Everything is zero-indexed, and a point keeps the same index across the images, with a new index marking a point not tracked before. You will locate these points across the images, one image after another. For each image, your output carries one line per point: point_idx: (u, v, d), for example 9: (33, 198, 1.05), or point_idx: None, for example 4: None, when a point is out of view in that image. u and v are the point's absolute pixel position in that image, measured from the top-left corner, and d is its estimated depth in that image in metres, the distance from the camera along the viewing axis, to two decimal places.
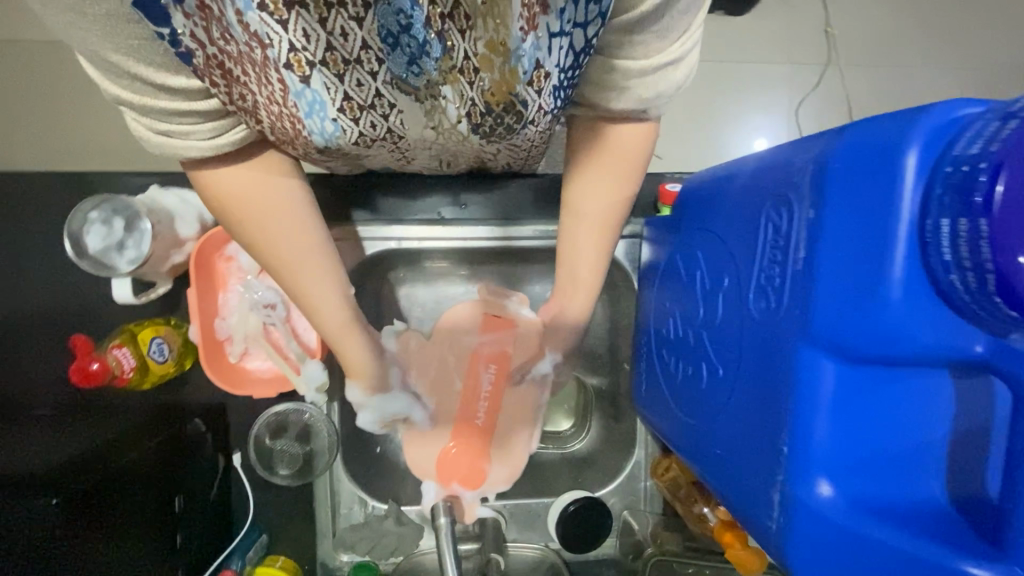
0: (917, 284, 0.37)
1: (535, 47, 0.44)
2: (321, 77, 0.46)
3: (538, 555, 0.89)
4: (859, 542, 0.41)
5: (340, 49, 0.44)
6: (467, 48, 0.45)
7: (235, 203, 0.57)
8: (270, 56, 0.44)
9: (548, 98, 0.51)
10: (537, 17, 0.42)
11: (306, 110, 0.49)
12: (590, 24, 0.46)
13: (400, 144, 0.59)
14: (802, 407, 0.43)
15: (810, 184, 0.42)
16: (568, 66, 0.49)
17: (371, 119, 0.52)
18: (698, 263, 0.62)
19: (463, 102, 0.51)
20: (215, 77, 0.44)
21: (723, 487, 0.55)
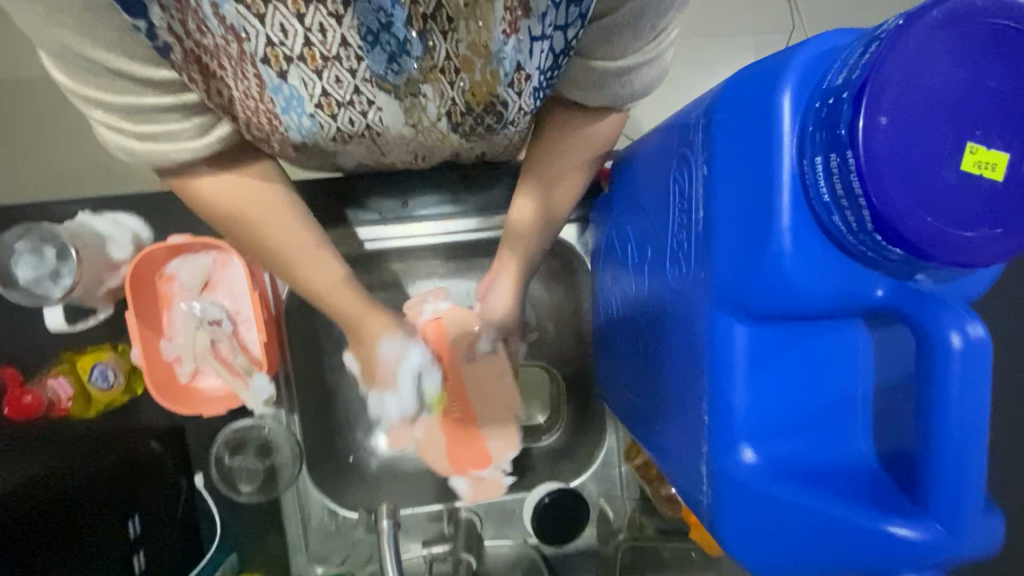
0: (805, 230, 0.34)
1: (517, 49, 0.48)
2: (298, 72, 0.47)
3: (516, 551, 0.88)
4: (778, 507, 0.39)
5: (318, 46, 0.45)
6: (448, 49, 0.47)
7: (225, 208, 0.55)
8: (247, 50, 0.45)
9: (528, 99, 0.54)
10: (519, 21, 0.46)
11: (283, 105, 0.50)
12: (569, 28, 0.49)
13: (379, 142, 0.59)
14: (716, 372, 0.41)
15: (702, 138, 0.40)
16: (548, 68, 0.52)
17: (349, 116, 0.53)
18: (629, 237, 0.59)
19: (443, 101, 0.53)
20: (194, 74, 0.45)
21: (666, 465, 0.53)
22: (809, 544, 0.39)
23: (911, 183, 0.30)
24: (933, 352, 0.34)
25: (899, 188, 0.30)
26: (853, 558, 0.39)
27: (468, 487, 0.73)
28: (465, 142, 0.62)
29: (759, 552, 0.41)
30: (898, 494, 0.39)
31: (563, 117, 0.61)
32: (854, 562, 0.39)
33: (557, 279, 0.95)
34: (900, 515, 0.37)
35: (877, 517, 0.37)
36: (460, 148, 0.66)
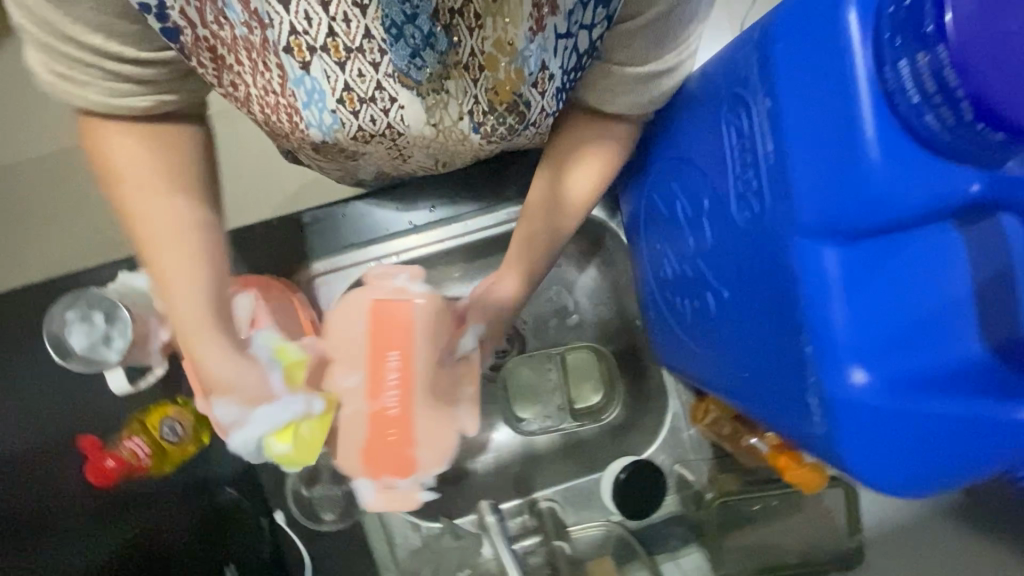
0: (893, 139, 0.35)
1: (542, 48, 0.49)
2: (321, 63, 0.47)
3: (603, 531, 0.86)
4: (900, 419, 0.40)
5: (342, 36, 0.45)
6: (474, 45, 0.48)
7: (108, 161, 0.51)
8: (270, 39, 0.46)
9: (550, 99, 0.56)
10: (546, 19, 0.47)
11: (305, 99, 0.50)
12: (596, 27, 0.50)
13: (399, 143, 0.58)
14: (812, 300, 0.41)
15: (759, 73, 0.40)
16: (570, 67, 0.53)
17: (371, 113, 0.52)
18: (675, 195, 0.60)
19: (466, 99, 0.54)
20: (204, 59, 0.49)
21: (759, 409, 0.53)
22: (934, 448, 0.40)
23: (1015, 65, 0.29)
24: None
25: (996, 71, 0.30)
26: (975, 450, 0.40)
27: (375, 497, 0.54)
28: (487, 143, 0.62)
29: (887, 469, 0.41)
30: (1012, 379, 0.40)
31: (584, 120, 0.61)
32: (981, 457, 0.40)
33: (589, 258, 0.96)
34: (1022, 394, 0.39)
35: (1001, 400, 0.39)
36: (482, 151, 0.66)
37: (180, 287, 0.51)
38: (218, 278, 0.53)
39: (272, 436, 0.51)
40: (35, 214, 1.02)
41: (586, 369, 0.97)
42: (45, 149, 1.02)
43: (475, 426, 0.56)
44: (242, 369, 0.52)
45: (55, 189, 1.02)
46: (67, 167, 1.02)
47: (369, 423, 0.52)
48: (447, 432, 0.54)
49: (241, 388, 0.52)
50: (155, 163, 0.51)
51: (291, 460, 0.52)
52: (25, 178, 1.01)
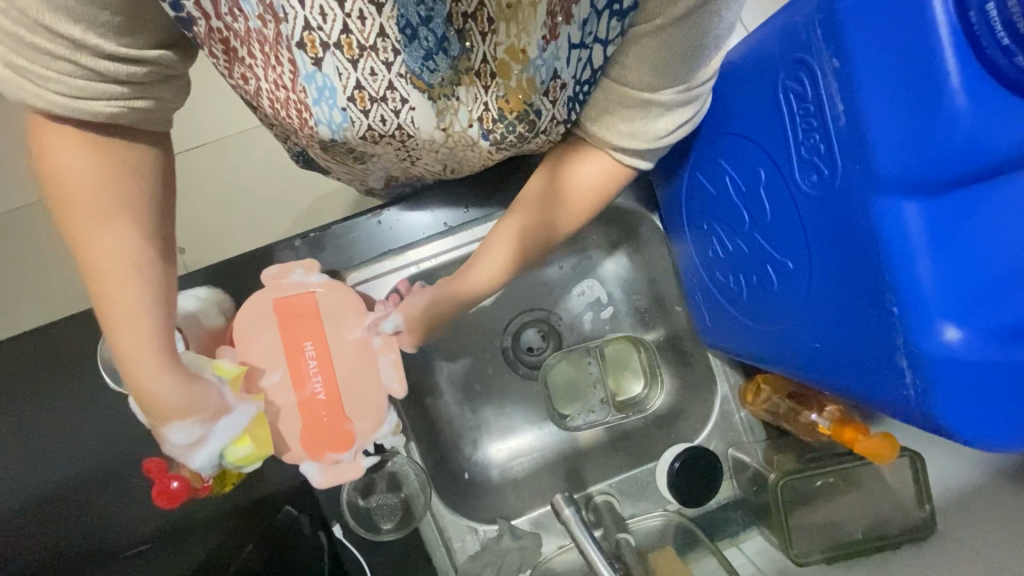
0: (978, 84, 0.35)
1: (553, 58, 0.50)
2: (333, 60, 0.47)
3: (662, 521, 0.86)
4: (997, 369, 0.39)
5: (355, 34, 0.46)
6: (487, 51, 0.49)
7: (72, 181, 0.49)
8: (283, 33, 0.46)
9: (562, 108, 0.56)
10: (560, 27, 0.48)
11: (315, 96, 0.50)
12: (610, 43, 0.52)
13: (408, 144, 0.58)
14: (895, 257, 0.40)
15: (823, 34, 0.40)
16: (584, 79, 0.54)
17: (382, 113, 0.52)
18: (724, 172, 0.59)
19: (476, 104, 0.55)
20: (216, 50, 0.49)
21: (833, 379, 0.52)
22: None
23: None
24: None
25: None
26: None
27: (321, 474, 0.67)
28: (495, 151, 0.62)
29: (987, 423, 0.40)
30: None
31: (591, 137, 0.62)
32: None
33: (621, 249, 0.97)
34: None
35: None
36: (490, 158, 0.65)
37: (129, 324, 0.51)
38: (166, 312, 0.53)
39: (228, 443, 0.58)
40: None
41: (630, 361, 0.97)
42: None
43: (405, 387, 0.70)
44: (195, 388, 0.55)
45: None
46: None
47: (301, 411, 0.66)
48: (377, 398, 0.69)
49: (198, 407, 0.55)
50: (115, 188, 0.50)
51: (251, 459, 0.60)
52: None
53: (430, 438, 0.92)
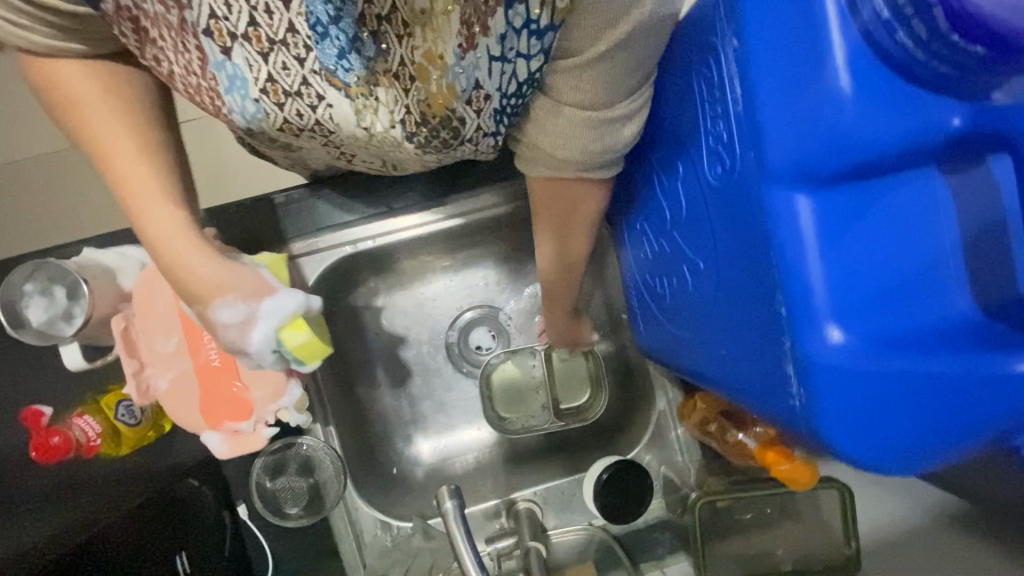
0: (864, 69, 0.32)
1: (474, 67, 0.45)
2: (242, 52, 0.43)
3: (584, 535, 0.82)
4: (881, 382, 0.35)
5: (264, 27, 0.42)
6: (403, 55, 0.44)
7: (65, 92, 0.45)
8: (188, 20, 0.41)
9: (487, 119, 0.51)
10: (477, 38, 0.43)
11: (226, 85, 0.46)
12: (532, 59, 0.46)
13: (333, 139, 0.55)
14: (782, 252, 0.37)
15: (725, 14, 0.38)
16: (511, 93, 0.49)
17: (297, 107, 0.49)
18: (653, 168, 0.57)
19: (397, 107, 0.50)
20: (126, 30, 0.43)
21: (739, 390, 0.49)
22: (922, 420, 0.36)
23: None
24: None
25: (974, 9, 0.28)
26: (982, 412, 0.35)
27: (223, 443, 0.68)
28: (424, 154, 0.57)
29: (871, 440, 0.36)
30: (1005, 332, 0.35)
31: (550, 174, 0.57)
32: (988, 414, 0.35)
33: None
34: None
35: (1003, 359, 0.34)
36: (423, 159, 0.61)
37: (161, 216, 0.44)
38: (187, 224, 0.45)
39: (281, 325, 0.45)
40: (21, 197, 1.01)
41: (578, 370, 0.92)
42: (31, 132, 1.01)
43: None
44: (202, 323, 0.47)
45: (41, 172, 1.01)
46: (54, 149, 1.01)
47: (199, 378, 0.67)
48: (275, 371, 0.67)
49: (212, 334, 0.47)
50: (111, 105, 0.45)
51: (312, 352, 0.47)
52: (10, 160, 1.01)
53: (355, 426, 0.88)
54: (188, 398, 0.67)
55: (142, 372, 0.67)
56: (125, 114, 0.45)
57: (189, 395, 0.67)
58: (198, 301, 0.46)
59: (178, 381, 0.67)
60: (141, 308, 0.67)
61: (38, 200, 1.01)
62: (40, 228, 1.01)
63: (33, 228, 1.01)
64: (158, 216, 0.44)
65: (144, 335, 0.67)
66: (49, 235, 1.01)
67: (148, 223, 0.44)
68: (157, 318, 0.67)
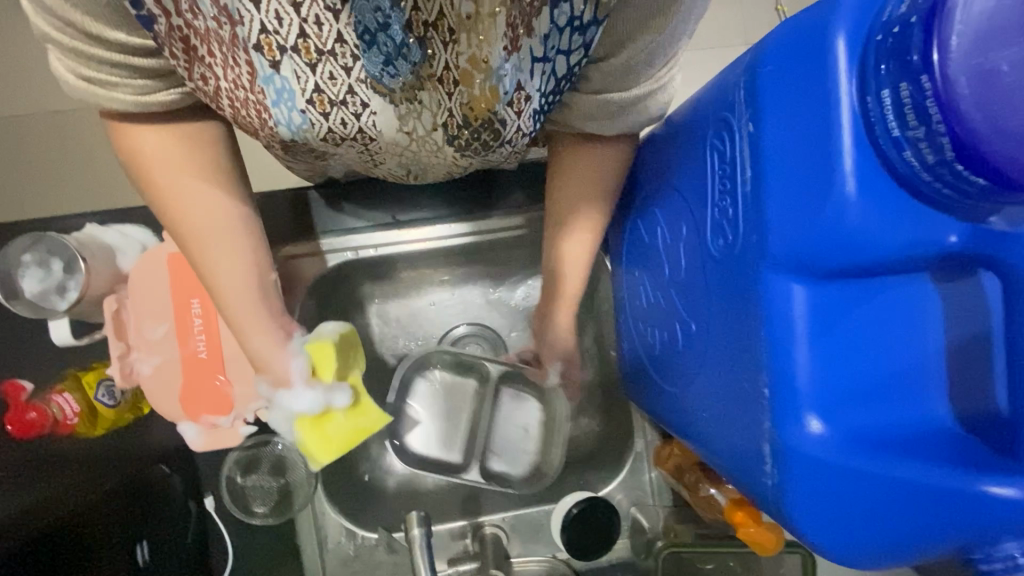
0: (871, 180, 0.33)
1: (518, 68, 0.46)
2: (291, 64, 0.44)
3: (545, 569, 0.81)
4: (853, 479, 0.36)
5: (313, 39, 0.42)
6: (448, 59, 0.44)
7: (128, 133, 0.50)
8: (240, 35, 0.42)
9: (527, 120, 0.52)
10: (522, 40, 0.44)
11: (274, 98, 0.47)
12: (572, 53, 0.48)
13: (371, 148, 0.56)
14: (774, 339, 0.38)
15: (745, 97, 0.39)
16: (549, 91, 0.51)
17: (342, 116, 0.49)
18: (658, 222, 0.58)
19: (440, 112, 0.50)
20: (176, 51, 0.44)
21: (716, 457, 0.50)
22: (889, 520, 0.36)
23: (1001, 117, 0.28)
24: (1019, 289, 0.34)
25: (1004, 110, 0.28)
26: (952, 525, 0.35)
27: (201, 435, 0.68)
28: (461, 155, 0.58)
29: (836, 533, 0.37)
30: (988, 451, 0.36)
31: (575, 157, 0.61)
32: (955, 529, 0.35)
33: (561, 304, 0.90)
34: (994, 473, 0.34)
35: (970, 477, 0.34)
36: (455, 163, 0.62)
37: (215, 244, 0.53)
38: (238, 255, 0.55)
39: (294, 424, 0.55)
40: (29, 155, 1.00)
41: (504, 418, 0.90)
42: (47, 91, 1.00)
43: None
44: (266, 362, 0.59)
45: (52, 134, 1.00)
46: (68, 112, 1.00)
47: (184, 367, 0.67)
48: None
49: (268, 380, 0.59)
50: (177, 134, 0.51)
51: (315, 454, 0.55)
52: (23, 117, 1.00)
53: None
54: (167, 389, 0.67)
55: (127, 355, 0.67)
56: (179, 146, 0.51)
57: (168, 386, 0.67)
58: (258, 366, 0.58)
59: (162, 369, 0.67)
60: (135, 290, 0.67)
61: (46, 160, 1.00)
62: (44, 188, 1.00)
63: (37, 188, 1.00)
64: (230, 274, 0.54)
65: (134, 320, 0.67)
66: (53, 197, 1.00)
67: (223, 283, 0.55)
68: (153, 301, 0.67)
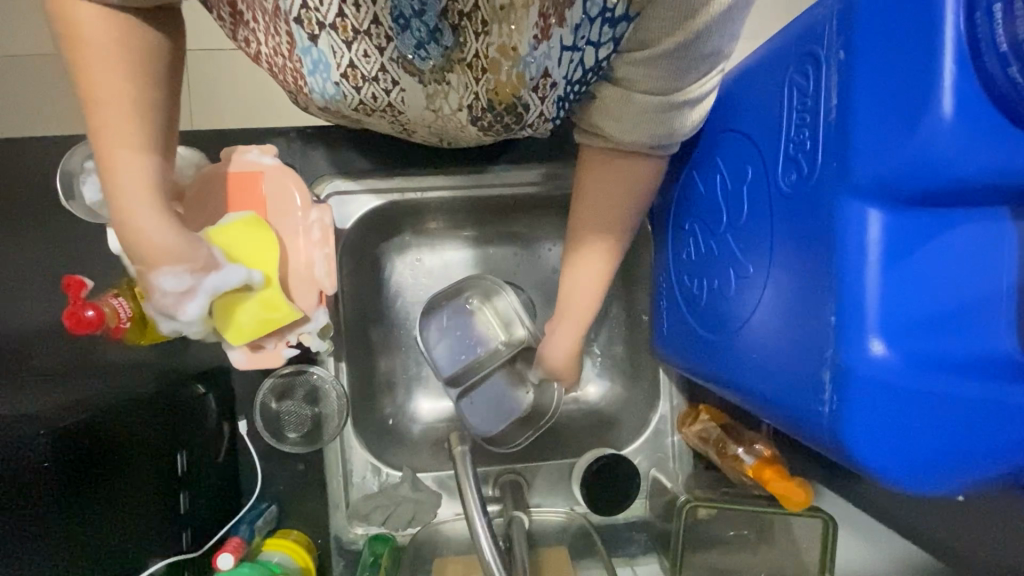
0: (971, 100, 0.34)
1: (546, 56, 0.49)
2: (329, 40, 0.48)
3: (564, 519, 0.83)
4: (916, 400, 0.37)
5: (351, 18, 0.47)
6: (479, 49, 0.48)
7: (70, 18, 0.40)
8: (282, 8, 0.47)
9: (551, 106, 0.55)
10: (552, 28, 0.47)
11: (310, 67, 0.51)
12: (602, 46, 0.51)
13: (401, 120, 0.60)
14: (848, 263, 0.39)
15: (837, 26, 0.39)
16: (575, 80, 0.53)
17: (373, 91, 0.53)
18: (717, 169, 0.58)
19: (466, 94, 0.53)
20: (223, 13, 0.50)
21: (760, 396, 0.51)
22: (949, 440, 0.38)
23: None
24: None
25: None
26: (1002, 442, 0.38)
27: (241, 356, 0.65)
28: (483, 134, 0.61)
29: (891, 455, 0.38)
30: None
31: (616, 158, 0.60)
32: (1003, 448, 0.38)
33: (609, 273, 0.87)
34: None
35: None
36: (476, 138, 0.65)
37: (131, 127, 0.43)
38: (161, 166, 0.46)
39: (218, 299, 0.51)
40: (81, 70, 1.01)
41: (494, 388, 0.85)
42: None
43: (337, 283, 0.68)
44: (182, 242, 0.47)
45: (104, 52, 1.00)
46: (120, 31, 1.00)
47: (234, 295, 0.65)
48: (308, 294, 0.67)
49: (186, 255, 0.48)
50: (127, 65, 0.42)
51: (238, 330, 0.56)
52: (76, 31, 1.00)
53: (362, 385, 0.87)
54: None
55: None
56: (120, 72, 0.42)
57: None
58: (144, 264, 0.47)
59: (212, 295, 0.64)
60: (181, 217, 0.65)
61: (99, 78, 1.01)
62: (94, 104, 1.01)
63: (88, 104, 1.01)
64: (149, 221, 0.45)
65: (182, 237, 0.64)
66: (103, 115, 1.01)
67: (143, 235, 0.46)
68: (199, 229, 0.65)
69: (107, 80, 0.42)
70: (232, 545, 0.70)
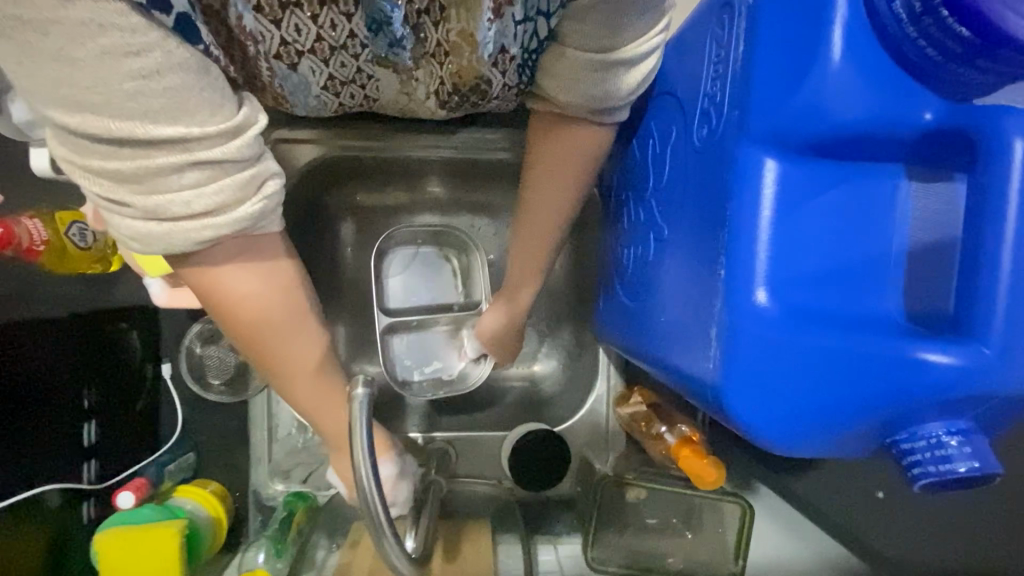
0: (857, 36, 0.34)
1: (500, 32, 0.44)
2: (308, 62, 0.47)
3: (490, 491, 0.81)
4: (797, 355, 0.36)
5: (327, 39, 0.44)
6: (440, 37, 0.45)
7: (219, 295, 0.40)
8: (258, 49, 0.43)
9: (512, 76, 0.51)
10: (503, 8, 0.42)
11: (292, 90, 0.51)
12: (552, 14, 0.44)
13: (373, 104, 0.59)
14: (738, 211, 0.37)
15: None
16: (531, 48, 0.48)
17: (351, 91, 0.53)
18: (651, 134, 0.57)
19: (433, 82, 0.52)
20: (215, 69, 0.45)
21: (666, 359, 0.49)
22: (828, 402, 0.36)
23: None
24: (990, 148, 0.34)
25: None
26: (876, 398, 0.36)
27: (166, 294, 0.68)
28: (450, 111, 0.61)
29: (767, 412, 0.37)
30: (936, 330, 0.36)
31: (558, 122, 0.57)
32: (877, 410, 0.36)
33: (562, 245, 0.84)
34: (940, 343, 0.35)
35: (910, 344, 0.35)
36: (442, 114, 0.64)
37: (298, 349, 0.45)
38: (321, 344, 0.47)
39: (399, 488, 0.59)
40: None
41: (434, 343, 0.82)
42: None
43: None
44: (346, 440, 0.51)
45: None
46: None
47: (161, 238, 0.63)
48: None
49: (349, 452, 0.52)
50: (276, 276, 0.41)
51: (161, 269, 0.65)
52: None
53: None
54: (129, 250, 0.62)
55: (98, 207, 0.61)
56: (281, 297, 0.42)
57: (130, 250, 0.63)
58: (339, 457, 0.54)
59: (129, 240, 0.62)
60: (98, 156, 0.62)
61: None
62: None
63: None
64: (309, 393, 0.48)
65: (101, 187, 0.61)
66: None
67: (316, 417, 0.50)
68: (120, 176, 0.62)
69: (263, 291, 0.41)
70: (135, 484, 0.68)
